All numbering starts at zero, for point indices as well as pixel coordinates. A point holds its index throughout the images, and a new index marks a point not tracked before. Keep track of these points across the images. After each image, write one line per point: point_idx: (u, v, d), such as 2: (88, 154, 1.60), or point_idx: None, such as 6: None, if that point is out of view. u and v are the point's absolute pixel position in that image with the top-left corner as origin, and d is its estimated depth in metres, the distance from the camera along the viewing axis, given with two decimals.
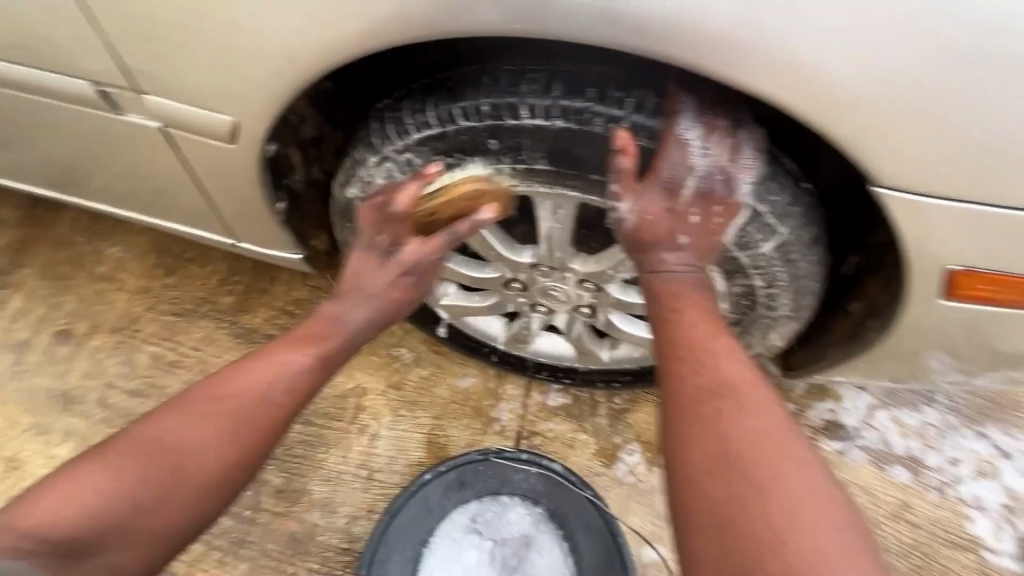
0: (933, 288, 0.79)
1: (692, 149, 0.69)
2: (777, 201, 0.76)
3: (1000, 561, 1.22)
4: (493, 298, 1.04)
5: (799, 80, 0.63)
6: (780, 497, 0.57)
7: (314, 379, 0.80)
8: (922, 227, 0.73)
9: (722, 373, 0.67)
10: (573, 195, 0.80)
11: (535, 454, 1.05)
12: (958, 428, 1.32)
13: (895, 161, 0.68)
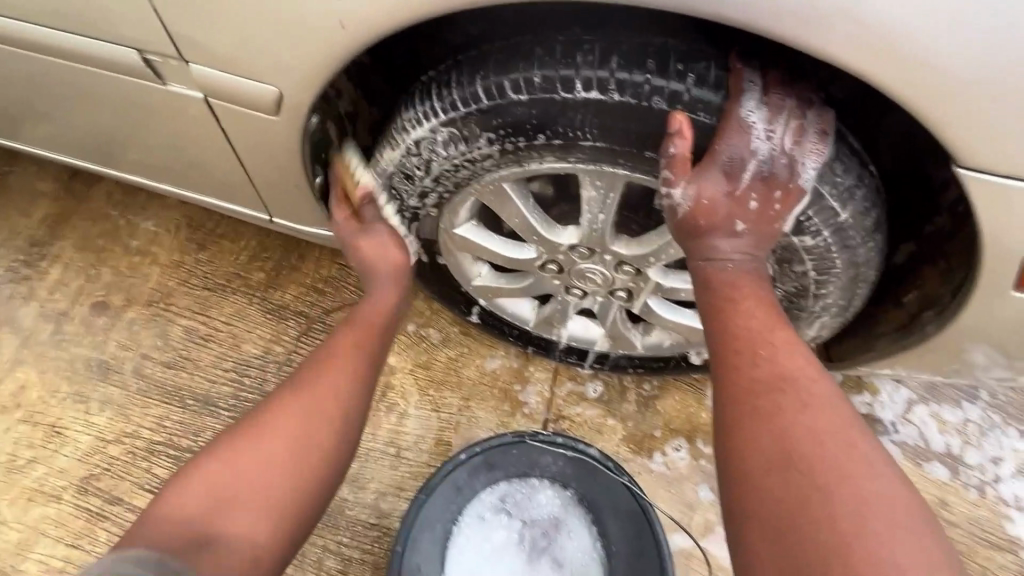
0: (1004, 280, 0.70)
1: (754, 131, 0.64)
2: (843, 186, 0.67)
3: None
4: (528, 279, 1.04)
5: (883, 49, 0.53)
6: (845, 493, 0.53)
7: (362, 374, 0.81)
8: (1001, 216, 0.63)
9: (782, 365, 0.62)
10: (621, 174, 0.72)
11: (570, 438, 1.06)
12: (1000, 427, 1.28)
13: (1001, 149, 0.57)
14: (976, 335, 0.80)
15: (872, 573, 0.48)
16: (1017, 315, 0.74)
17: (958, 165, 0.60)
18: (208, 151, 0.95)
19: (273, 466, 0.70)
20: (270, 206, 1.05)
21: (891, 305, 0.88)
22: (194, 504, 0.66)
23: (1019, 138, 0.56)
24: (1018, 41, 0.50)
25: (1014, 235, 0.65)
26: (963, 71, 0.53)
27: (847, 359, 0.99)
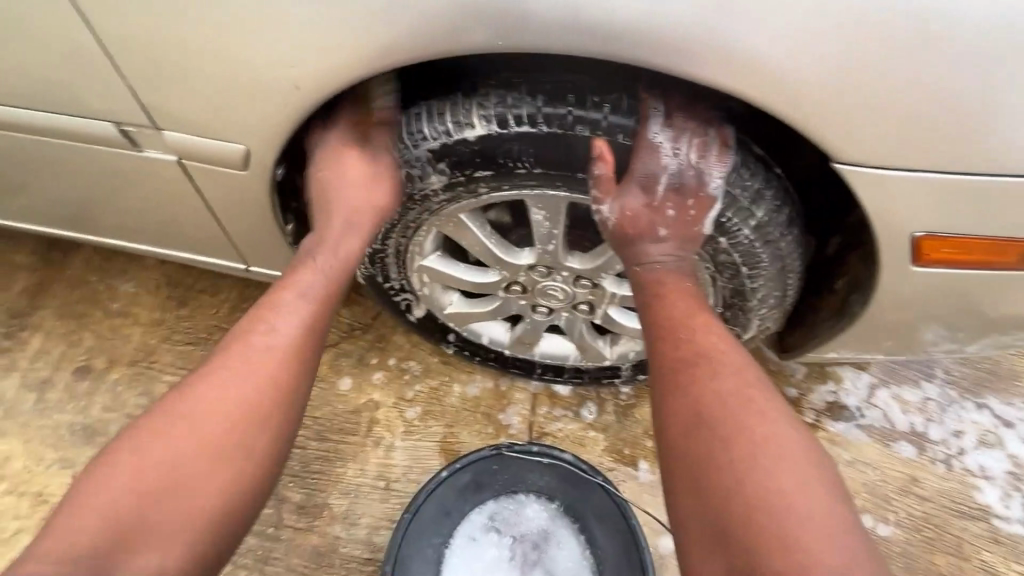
0: (902, 256, 0.78)
1: (664, 150, 0.74)
2: (751, 186, 0.76)
3: (1012, 528, 1.23)
4: (496, 301, 1.11)
5: (757, 73, 0.62)
6: (750, 445, 0.62)
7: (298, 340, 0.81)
8: (885, 202, 0.72)
9: (697, 343, 0.71)
10: (561, 195, 0.81)
11: (546, 446, 1.10)
12: (958, 401, 1.36)
13: (873, 145, 0.67)
14: (896, 308, 0.88)
15: (778, 509, 0.57)
16: (924, 285, 0.82)
17: (841, 162, 0.69)
18: (184, 210, 1.02)
19: (189, 458, 0.70)
20: (245, 256, 1.10)
21: (825, 292, 0.96)
22: (88, 516, 0.64)
23: (886, 134, 0.65)
24: (866, 53, 0.60)
25: (899, 216, 0.73)
26: (827, 85, 0.62)
27: (798, 346, 1.06)
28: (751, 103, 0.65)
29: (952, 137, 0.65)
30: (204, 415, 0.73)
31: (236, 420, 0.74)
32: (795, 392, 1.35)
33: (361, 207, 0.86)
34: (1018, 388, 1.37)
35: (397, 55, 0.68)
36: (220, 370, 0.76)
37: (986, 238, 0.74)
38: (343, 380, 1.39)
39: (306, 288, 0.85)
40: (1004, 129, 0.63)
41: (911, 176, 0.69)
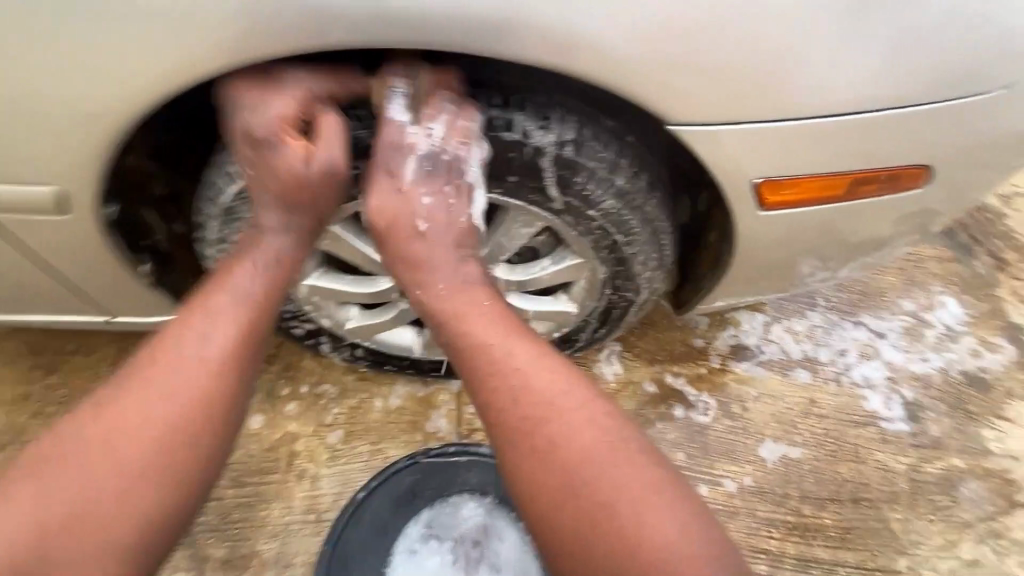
0: (749, 202, 0.84)
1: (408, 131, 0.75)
2: (605, 157, 0.78)
3: (896, 427, 1.37)
4: (395, 308, 1.08)
5: (576, 48, 0.64)
6: (579, 444, 0.70)
7: (234, 336, 0.77)
8: (723, 155, 0.77)
9: (518, 364, 0.75)
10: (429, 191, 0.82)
11: (463, 445, 1.13)
12: (839, 323, 1.50)
13: (699, 105, 0.70)
14: (758, 250, 0.95)
15: (611, 502, 0.66)
16: (777, 225, 0.90)
17: (674, 125, 0.72)
18: (14, 268, 0.90)
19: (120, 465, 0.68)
20: (105, 306, 1.00)
21: (700, 245, 1.02)
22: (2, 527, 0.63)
23: (707, 93, 0.69)
24: (670, 17, 0.63)
25: (741, 167, 0.79)
26: (642, 51, 0.65)
27: (689, 300, 1.12)
28: (582, 76, 0.67)
29: (769, 88, 0.69)
30: (131, 421, 0.70)
31: (174, 421, 0.71)
32: (701, 342, 1.44)
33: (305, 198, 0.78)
34: (885, 303, 1.54)
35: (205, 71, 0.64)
36: (149, 371, 0.73)
37: (818, 174, 0.81)
38: (253, 417, 1.31)
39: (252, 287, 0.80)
40: (809, 75, 0.69)
41: (738, 129, 0.74)
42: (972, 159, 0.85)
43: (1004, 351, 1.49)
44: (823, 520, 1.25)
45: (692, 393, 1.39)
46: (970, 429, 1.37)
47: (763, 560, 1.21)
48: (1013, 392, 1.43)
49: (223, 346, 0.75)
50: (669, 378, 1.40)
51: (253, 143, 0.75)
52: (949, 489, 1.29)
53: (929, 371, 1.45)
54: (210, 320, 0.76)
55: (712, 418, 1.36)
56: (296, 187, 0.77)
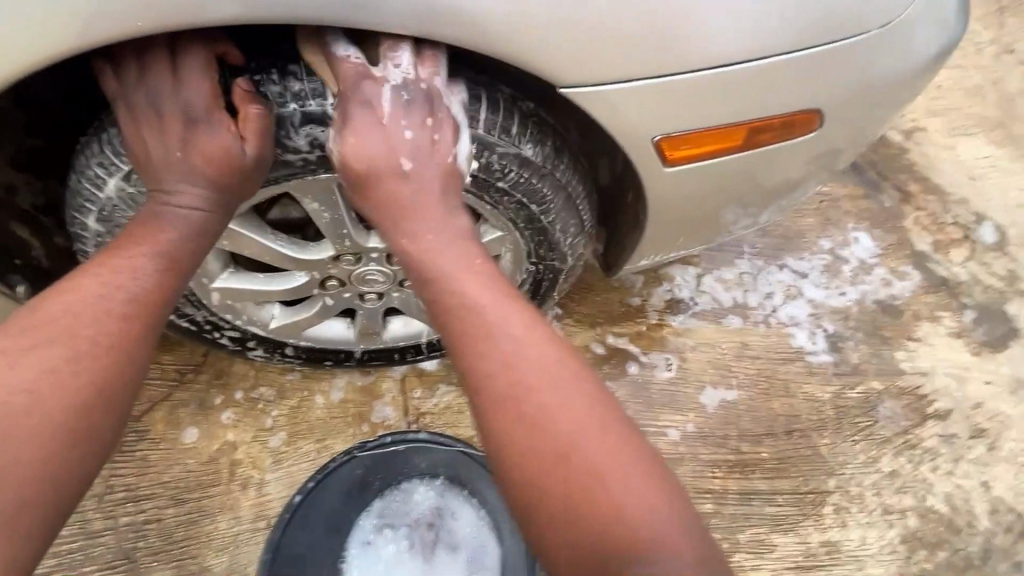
0: (653, 158, 0.85)
1: (289, 106, 0.72)
2: (504, 127, 0.78)
3: (821, 358, 1.46)
4: (318, 302, 1.04)
5: (446, 15, 0.64)
6: (561, 434, 0.57)
7: (154, 288, 0.67)
8: (619, 115, 0.77)
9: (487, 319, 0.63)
10: (323, 177, 0.79)
11: (399, 433, 1.09)
12: (765, 268, 1.57)
13: (583, 65, 0.71)
14: (672, 206, 0.96)
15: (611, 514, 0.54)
16: (685, 181, 0.91)
17: (562, 87, 0.73)
18: None
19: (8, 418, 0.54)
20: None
21: (620, 207, 1.03)
22: None
23: (588, 52, 0.70)
24: None
25: (640, 124, 0.79)
26: (514, 13, 0.66)
27: (617, 261, 1.13)
28: (456, 43, 0.67)
29: (651, 47, 0.72)
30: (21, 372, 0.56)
31: (85, 368, 0.59)
32: (638, 300, 1.47)
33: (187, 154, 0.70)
34: (805, 244, 1.62)
35: (74, 52, 0.63)
36: (44, 319, 0.61)
37: (721, 126, 0.82)
38: (187, 431, 1.25)
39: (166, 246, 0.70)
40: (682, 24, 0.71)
41: (629, 86, 0.74)
42: (860, 101, 0.89)
43: (911, 278, 1.60)
44: (760, 454, 1.32)
45: (633, 351, 1.42)
46: (884, 353, 1.48)
47: (709, 499, 1.27)
48: (921, 315, 1.55)
49: (138, 297, 0.65)
50: (610, 339, 1.42)
51: (182, 119, 0.69)
52: (868, 410, 1.40)
53: (847, 303, 1.54)
54: (115, 283, 0.65)
55: (653, 372, 1.40)
56: (225, 165, 0.70)
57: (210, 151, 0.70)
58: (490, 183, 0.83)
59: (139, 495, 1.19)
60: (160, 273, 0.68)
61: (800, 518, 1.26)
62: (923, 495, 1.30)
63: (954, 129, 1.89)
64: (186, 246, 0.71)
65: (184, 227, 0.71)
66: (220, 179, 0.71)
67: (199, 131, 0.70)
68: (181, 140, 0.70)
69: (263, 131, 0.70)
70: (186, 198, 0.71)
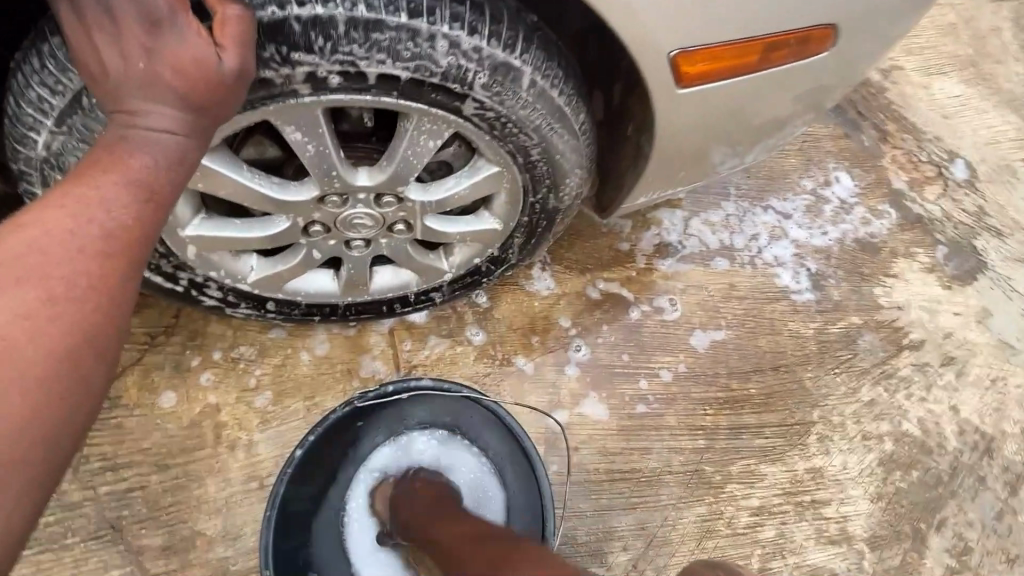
0: (666, 77, 0.80)
1: (269, 13, 0.64)
2: (508, 42, 0.72)
3: (804, 296, 1.49)
4: (301, 250, 0.97)
5: None
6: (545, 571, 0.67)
7: (132, 223, 0.56)
8: (633, 24, 0.73)
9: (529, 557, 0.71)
10: (308, 101, 0.71)
11: (398, 382, 1.22)
12: (750, 210, 1.57)
13: None
14: (680, 135, 0.92)
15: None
16: (695, 107, 0.87)
17: None
18: None
19: None
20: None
21: (621, 140, 0.99)
22: None
23: None
24: None
25: (655, 36, 0.74)
26: None
27: (614, 201, 1.10)
28: None
29: None
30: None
31: (62, 315, 0.51)
32: (628, 245, 1.45)
33: (152, 64, 0.57)
34: (788, 184, 1.62)
35: None
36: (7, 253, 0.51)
37: (736, 41, 0.78)
38: (164, 396, 1.18)
39: (142, 169, 0.57)
40: None
41: None
42: (872, 19, 0.86)
43: (888, 216, 1.63)
44: (748, 390, 1.36)
45: (624, 295, 1.41)
46: (863, 290, 1.52)
47: (700, 435, 1.30)
48: (897, 252, 1.59)
49: (115, 233, 0.55)
50: (601, 284, 1.41)
51: (140, 21, 0.57)
52: (849, 344, 1.44)
53: (828, 242, 1.57)
54: (87, 215, 0.54)
55: (644, 316, 1.39)
56: (200, 79, 0.58)
57: (179, 59, 0.57)
58: (495, 110, 0.76)
59: (118, 463, 1.12)
60: (138, 203, 0.57)
61: (786, 448, 1.31)
62: (898, 421, 1.37)
63: (929, 67, 1.89)
64: (165, 177, 0.58)
65: (159, 153, 0.58)
66: (194, 93, 0.58)
67: (162, 34, 0.57)
68: (144, 46, 0.57)
69: (241, 39, 0.61)
70: (156, 119, 0.58)
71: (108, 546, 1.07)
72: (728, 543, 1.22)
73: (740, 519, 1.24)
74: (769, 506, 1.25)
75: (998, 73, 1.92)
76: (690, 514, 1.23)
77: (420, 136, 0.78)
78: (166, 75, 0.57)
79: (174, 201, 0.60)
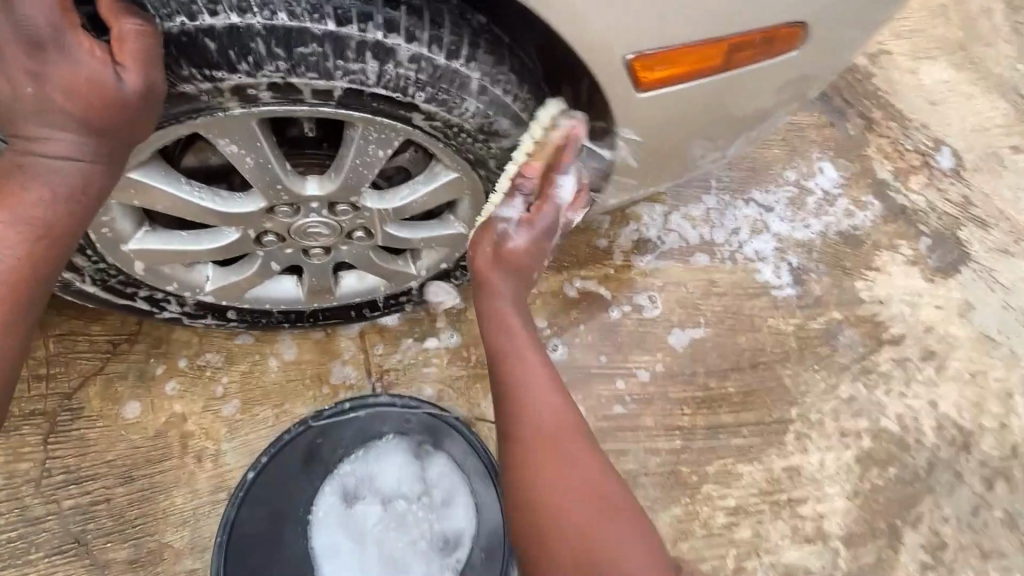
0: (625, 84, 0.76)
1: (179, 23, 0.61)
2: (450, 47, 0.68)
3: (785, 292, 1.46)
4: (257, 260, 0.93)
5: None
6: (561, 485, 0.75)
7: (39, 247, 0.64)
8: (585, 30, 0.69)
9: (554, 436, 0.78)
10: (238, 113, 0.69)
11: (356, 399, 1.08)
12: (731, 203, 1.53)
13: None
14: (646, 140, 0.88)
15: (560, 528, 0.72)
16: (660, 111, 0.83)
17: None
18: None
19: None
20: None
21: None
22: None
23: None
24: None
25: (609, 42, 0.70)
26: None
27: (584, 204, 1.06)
28: None
29: None
30: None
31: None
32: (605, 242, 1.42)
33: (42, 90, 0.57)
34: (770, 176, 1.59)
35: None
36: None
37: (696, 45, 0.75)
38: (128, 406, 1.15)
39: (46, 198, 0.62)
40: None
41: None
42: (842, 13, 0.82)
43: (872, 208, 1.60)
44: (726, 389, 1.34)
45: (601, 293, 1.38)
46: (844, 284, 1.50)
47: (677, 436, 1.29)
48: (880, 244, 1.56)
49: (23, 259, 0.63)
50: (578, 283, 1.38)
51: (22, 42, 0.55)
52: (829, 339, 1.43)
53: (810, 235, 1.54)
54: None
55: (621, 315, 1.37)
56: (96, 107, 0.58)
57: (73, 83, 0.57)
58: (440, 119, 0.73)
59: (81, 476, 1.10)
60: (44, 228, 0.63)
61: (764, 447, 1.30)
62: (877, 417, 1.36)
63: (917, 52, 1.84)
64: (67, 209, 0.64)
65: (62, 179, 0.62)
66: (90, 121, 0.59)
67: (48, 58, 0.56)
68: (30, 70, 0.56)
69: (144, 56, 0.59)
70: (56, 144, 0.60)
71: (73, 560, 1.05)
72: (704, 543, 1.22)
73: (717, 519, 1.24)
74: (745, 506, 1.25)
75: (989, 58, 1.87)
76: (667, 515, 1.23)
77: (367, 145, 0.75)
78: (60, 103, 0.58)
79: (84, 222, 0.66)
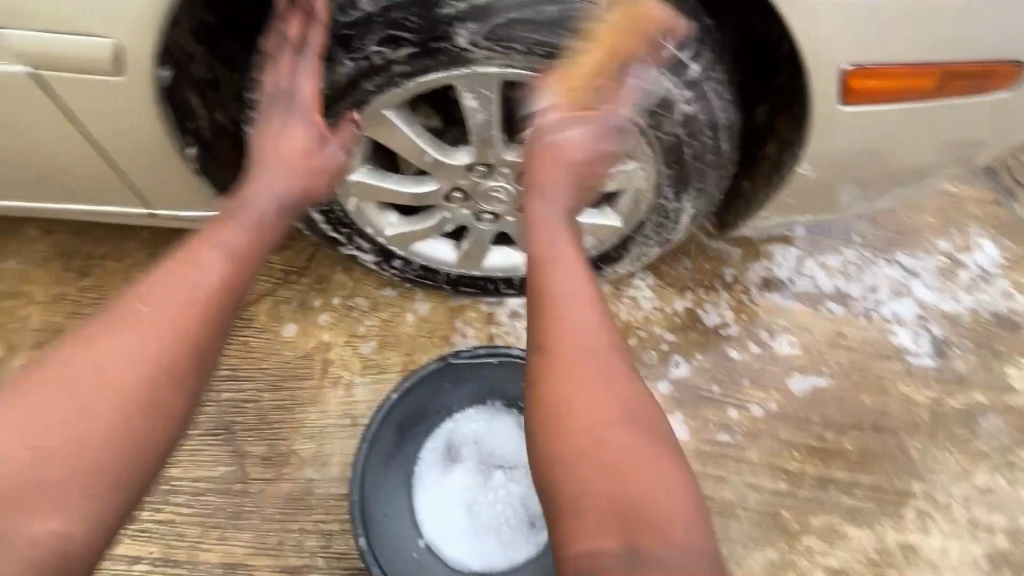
0: (832, 93, 0.82)
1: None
2: (684, 39, 0.81)
3: (922, 360, 1.38)
4: (437, 216, 1.08)
5: None
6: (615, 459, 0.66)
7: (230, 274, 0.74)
8: (813, 34, 0.77)
9: (593, 414, 0.68)
10: (493, 71, 0.84)
11: (491, 348, 1.11)
12: (873, 261, 1.48)
13: None
14: (832, 160, 0.92)
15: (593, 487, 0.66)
16: (855, 129, 0.88)
17: None
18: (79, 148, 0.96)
19: (104, 411, 0.64)
20: (133, 182, 1.03)
21: (757, 161, 1.01)
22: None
23: None
24: None
25: (829, 49, 0.78)
26: None
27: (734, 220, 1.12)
28: None
29: None
30: (110, 366, 0.65)
31: (165, 353, 0.68)
32: (733, 273, 1.43)
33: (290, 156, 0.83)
34: (920, 241, 1.51)
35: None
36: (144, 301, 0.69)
37: (907, 66, 0.80)
38: (287, 326, 1.32)
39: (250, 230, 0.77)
40: None
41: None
42: None
43: None
44: (844, 446, 1.28)
45: (724, 322, 1.38)
46: (994, 366, 1.38)
47: (783, 478, 1.24)
48: None
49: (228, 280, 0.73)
50: (700, 306, 1.40)
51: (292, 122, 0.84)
52: (969, 421, 1.32)
53: (959, 309, 1.44)
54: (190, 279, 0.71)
55: (740, 346, 1.36)
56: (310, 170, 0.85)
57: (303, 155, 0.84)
58: (656, 98, 0.84)
59: (240, 375, 1.28)
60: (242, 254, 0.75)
61: (878, 515, 1.22)
62: (1016, 517, 1.23)
63: None
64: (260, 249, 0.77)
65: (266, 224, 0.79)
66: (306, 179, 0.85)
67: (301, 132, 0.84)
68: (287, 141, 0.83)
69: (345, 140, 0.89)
70: (262, 188, 0.82)
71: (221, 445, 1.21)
72: None
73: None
74: (849, 571, 1.18)
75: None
76: (761, 556, 1.19)
77: None
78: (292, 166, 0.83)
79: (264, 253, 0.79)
